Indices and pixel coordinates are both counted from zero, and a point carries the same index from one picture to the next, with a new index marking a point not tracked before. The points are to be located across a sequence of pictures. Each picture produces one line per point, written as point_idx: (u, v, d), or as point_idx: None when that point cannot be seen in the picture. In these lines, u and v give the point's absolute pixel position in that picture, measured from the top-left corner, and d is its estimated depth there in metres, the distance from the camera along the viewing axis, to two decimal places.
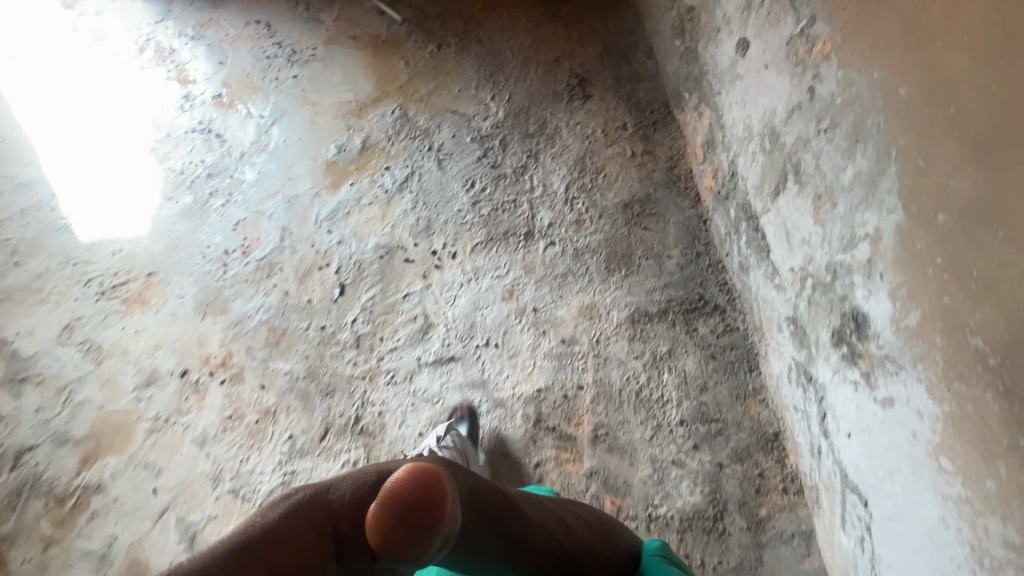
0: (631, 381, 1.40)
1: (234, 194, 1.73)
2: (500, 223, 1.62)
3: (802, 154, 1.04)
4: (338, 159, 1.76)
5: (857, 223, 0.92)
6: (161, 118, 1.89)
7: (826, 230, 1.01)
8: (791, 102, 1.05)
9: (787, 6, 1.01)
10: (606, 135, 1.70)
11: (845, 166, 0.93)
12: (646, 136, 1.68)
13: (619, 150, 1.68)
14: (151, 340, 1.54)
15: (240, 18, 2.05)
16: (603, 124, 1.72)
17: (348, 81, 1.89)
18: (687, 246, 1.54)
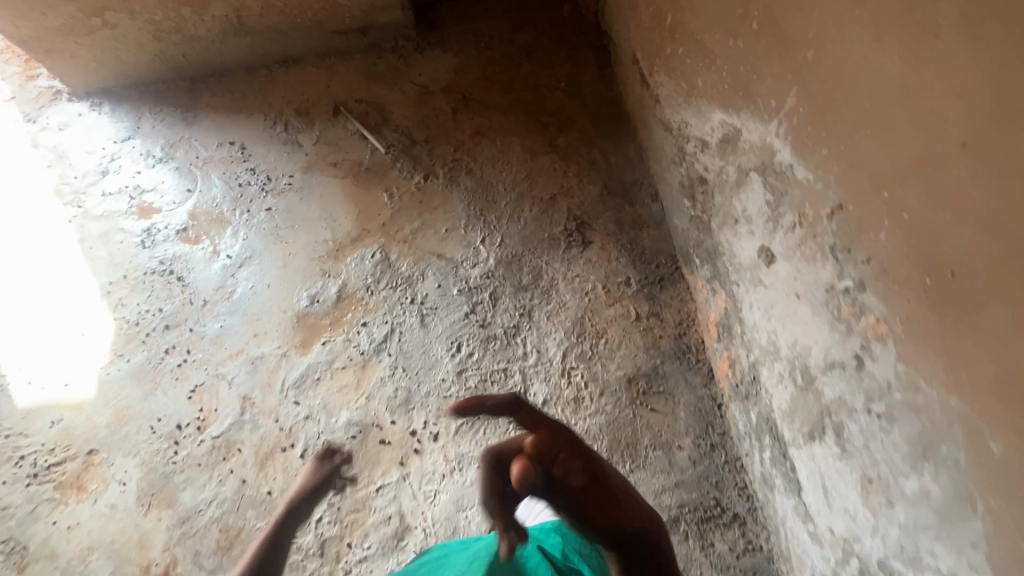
0: None
1: (193, 352, 1.55)
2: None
3: (845, 420, 0.87)
4: (310, 311, 1.59)
5: (923, 547, 0.74)
6: (118, 256, 1.72)
7: (878, 525, 0.82)
8: (831, 356, 0.87)
9: (824, 250, 0.85)
10: (607, 292, 1.54)
11: (908, 477, 0.75)
12: (650, 295, 1.52)
13: (621, 310, 1.51)
14: (85, 540, 1.34)
15: (214, 138, 1.91)
16: (604, 278, 1.56)
17: (325, 216, 1.73)
18: (698, 436, 1.35)
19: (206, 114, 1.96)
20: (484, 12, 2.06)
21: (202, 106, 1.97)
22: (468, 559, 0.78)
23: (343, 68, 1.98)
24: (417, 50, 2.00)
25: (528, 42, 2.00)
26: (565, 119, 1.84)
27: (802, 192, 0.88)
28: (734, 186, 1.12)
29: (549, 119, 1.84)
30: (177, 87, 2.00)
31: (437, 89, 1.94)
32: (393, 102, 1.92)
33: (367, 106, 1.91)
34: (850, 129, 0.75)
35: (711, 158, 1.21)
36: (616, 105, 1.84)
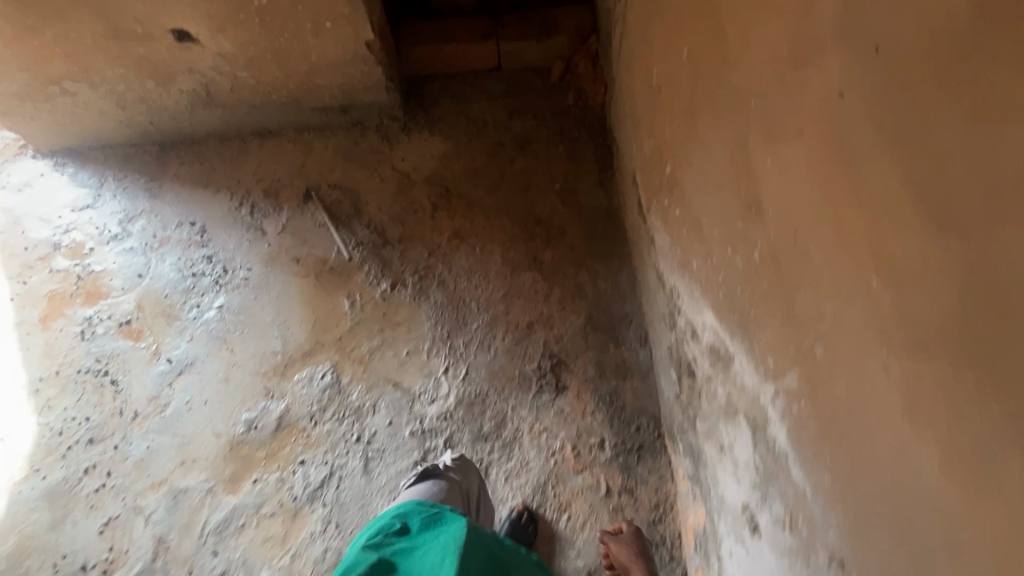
0: None
1: (113, 475, 1.40)
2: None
3: None
4: (245, 440, 1.42)
5: None
6: (54, 347, 1.58)
7: None
8: None
9: None
10: (577, 455, 1.34)
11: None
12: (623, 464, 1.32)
13: (590, 480, 1.32)
14: None
15: (174, 215, 1.77)
16: (574, 437, 1.36)
17: (278, 322, 1.57)
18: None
19: (171, 185, 1.81)
20: (479, 92, 1.88)
21: (167, 175, 1.83)
22: (439, 555, 0.92)
23: (321, 145, 1.82)
24: (402, 131, 1.82)
25: (524, 132, 1.81)
26: (554, 228, 1.64)
27: (797, 499, 0.68)
28: (722, 410, 0.92)
29: (537, 227, 1.65)
30: (145, 151, 1.86)
31: (418, 179, 1.76)
32: (371, 192, 1.75)
33: (341, 193, 1.74)
34: (866, 492, 0.54)
35: (702, 356, 1.01)
36: (613, 218, 1.64)
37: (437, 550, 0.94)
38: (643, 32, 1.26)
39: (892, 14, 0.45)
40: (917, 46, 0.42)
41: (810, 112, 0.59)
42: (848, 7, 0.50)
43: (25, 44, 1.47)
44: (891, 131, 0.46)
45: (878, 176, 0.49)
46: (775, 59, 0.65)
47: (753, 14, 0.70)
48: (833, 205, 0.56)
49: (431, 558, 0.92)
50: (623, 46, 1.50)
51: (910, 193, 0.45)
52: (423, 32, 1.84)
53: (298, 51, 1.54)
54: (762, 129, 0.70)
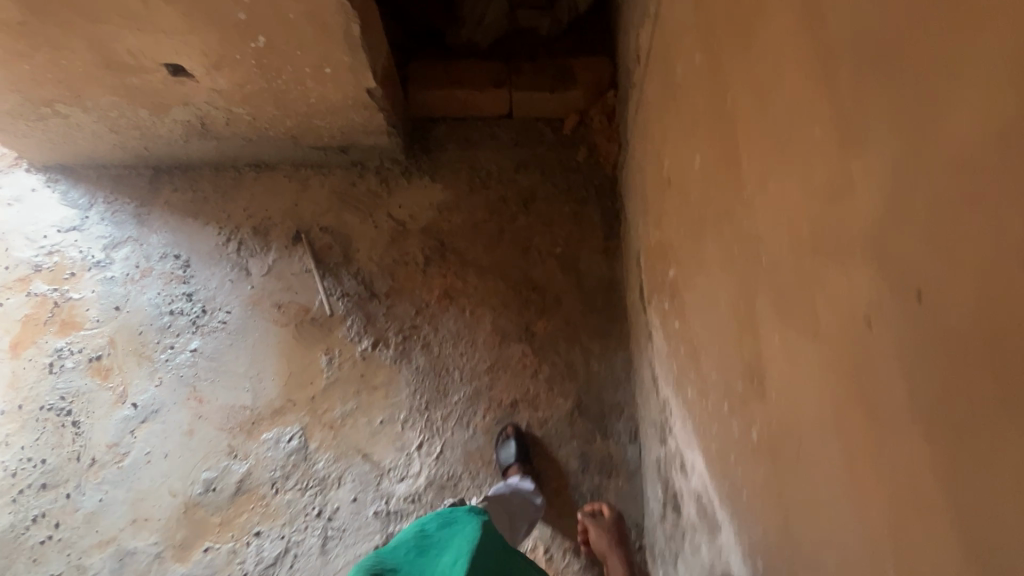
0: None
1: (62, 528, 1.33)
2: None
3: None
4: (201, 502, 1.34)
5: None
6: (19, 378, 1.52)
7: None
8: None
9: None
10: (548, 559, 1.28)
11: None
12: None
13: None
14: None
15: (161, 245, 1.71)
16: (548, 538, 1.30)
17: (252, 373, 1.49)
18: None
19: (161, 212, 1.75)
20: (487, 139, 1.78)
21: (158, 202, 1.77)
22: (451, 558, 1.00)
23: (318, 184, 1.74)
24: (403, 175, 1.74)
25: (529, 187, 1.71)
26: (550, 297, 1.54)
27: None
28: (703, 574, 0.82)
29: (532, 294, 1.55)
30: (139, 174, 1.80)
31: (414, 229, 1.67)
32: (364, 238, 1.67)
33: (332, 238, 1.67)
34: None
35: (688, 497, 0.90)
36: (614, 290, 1.53)
37: (449, 552, 1.02)
38: (659, 114, 1.16)
39: (948, 270, 0.34)
40: (978, 337, 0.32)
41: (828, 320, 0.48)
42: (888, 225, 0.40)
43: (16, 69, 1.41)
44: (934, 417, 0.36)
45: (910, 456, 0.38)
46: (793, 228, 0.54)
47: (772, 162, 0.60)
48: (849, 449, 0.45)
49: (444, 561, 1.00)
50: (638, 116, 1.40)
51: (954, 518, 0.34)
52: (433, 74, 1.76)
53: (296, 93, 1.47)
54: (773, 299, 0.59)
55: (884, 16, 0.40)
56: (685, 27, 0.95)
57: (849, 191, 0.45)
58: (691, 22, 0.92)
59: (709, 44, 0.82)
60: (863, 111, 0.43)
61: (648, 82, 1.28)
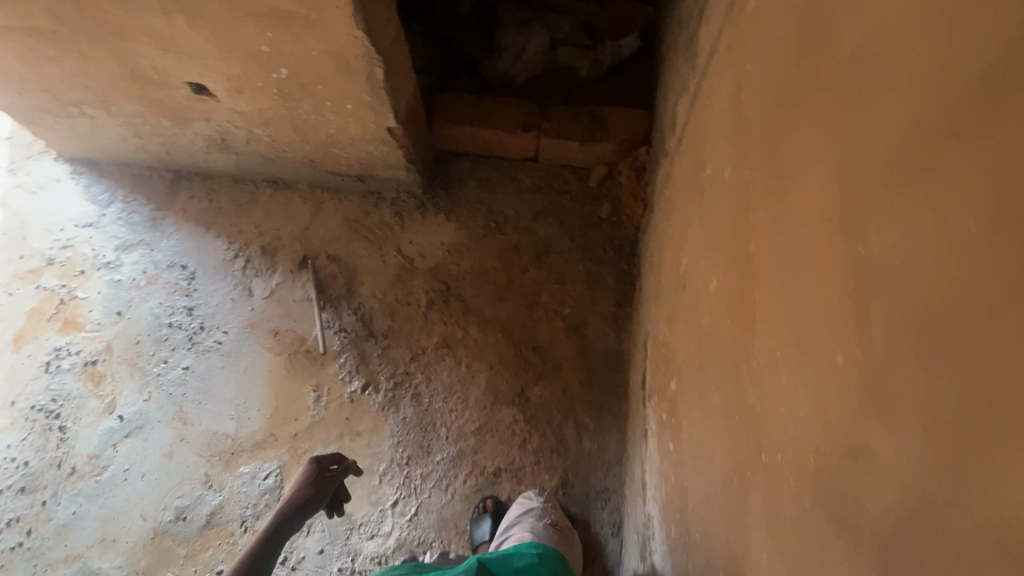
0: None
1: (33, 536, 1.34)
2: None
3: None
4: (169, 530, 1.33)
5: None
6: (16, 373, 1.53)
7: None
8: None
9: None
10: None
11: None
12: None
13: None
14: None
15: (170, 251, 1.70)
16: None
17: (238, 401, 1.47)
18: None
19: (175, 218, 1.74)
20: (509, 182, 1.72)
21: (173, 207, 1.76)
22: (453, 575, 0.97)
23: (331, 209, 1.71)
24: (417, 210, 1.69)
25: (545, 238, 1.64)
26: (550, 361, 1.47)
27: None
28: None
29: (532, 355, 1.48)
30: (160, 177, 1.80)
31: (421, 268, 1.62)
32: (369, 272, 1.62)
33: (337, 268, 1.63)
34: None
35: None
36: (617, 363, 1.46)
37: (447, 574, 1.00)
38: (684, 203, 1.08)
39: None
40: None
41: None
42: (902, 547, 0.33)
43: (45, 72, 1.41)
44: None
45: None
46: (798, 450, 0.47)
47: (787, 351, 0.52)
48: None
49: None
50: (664, 191, 1.32)
51: None
52: (462, 108, 1.70)
53: (316, 122, 1.43)
54: (767, 511, 0.51)
55: (930, 286, 0.32)
56: (719, 128, 0.87)
57: (866, 463, 0.37)
58: (726, 125, 0.83)
59: (741, 162, 0.74)
60: (894, 381, 0.35)
61: (678, 162, 1.20)
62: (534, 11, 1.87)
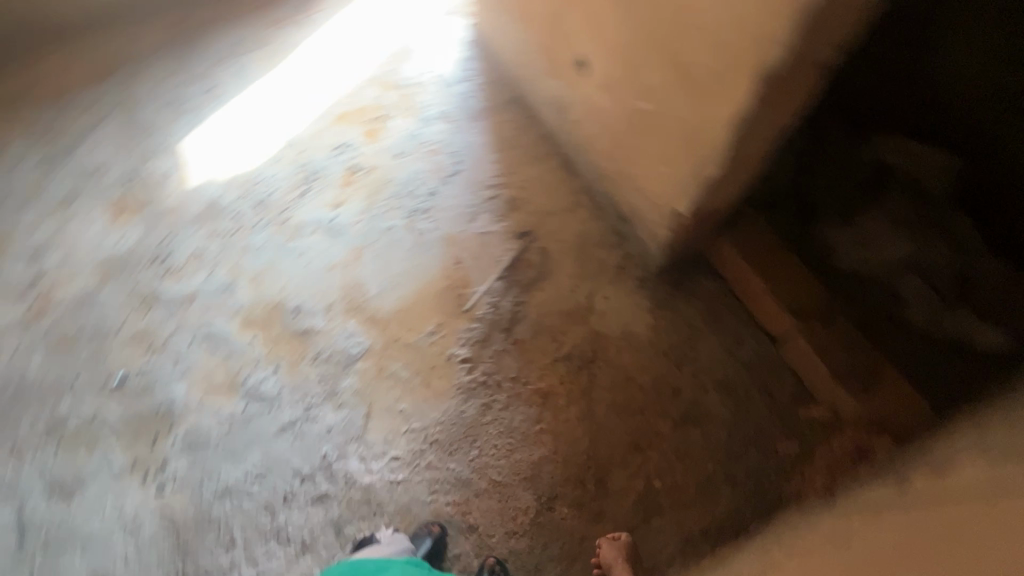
0: None
1: (234, 236, 1.73)
2: (233, 539, 1.35)
3: None
4: (284, 312, 1.60)
5: None
6: (320, 135, 1.94)
7: None
8: None
9: None
10: None
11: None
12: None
13: None
14: (75, 245, 1.70)
15: (462, 144, 1.92)
16: None
17: (393, 280, 1.66)
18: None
19: (487, 126, 1.96)
20: (728, 336, 1.53)
21: (493, 118, 1.97)
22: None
23: (580, 217, 1.74)
24: (636, 280, 1.62)
25: (705, 412, 1.45)
26: (599, 502, 1.37)
27: None
28: None
29: (590, 482, 1.39)
30: (507, 91, 2.03)
31: (589, 324, 1.57)
32: (551, 287, 1.63)
33: (538, 262, 1.68)
34: None
35: None
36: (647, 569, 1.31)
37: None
38: (851, 554, 0.83)
39: None
40: None
41: None
42: None
43: None
44: None
45: None
46: None
47: None
48: None
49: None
50: (852, 506, 1.05)
51: None
52: (756, 245, 1.51)
53: (630, 156, 1.44)
54: None
55: None
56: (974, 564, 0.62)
57: None
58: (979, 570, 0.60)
59: None
60: None
61: (889, 501, 0.92)
62: (922, 222, 1.45)
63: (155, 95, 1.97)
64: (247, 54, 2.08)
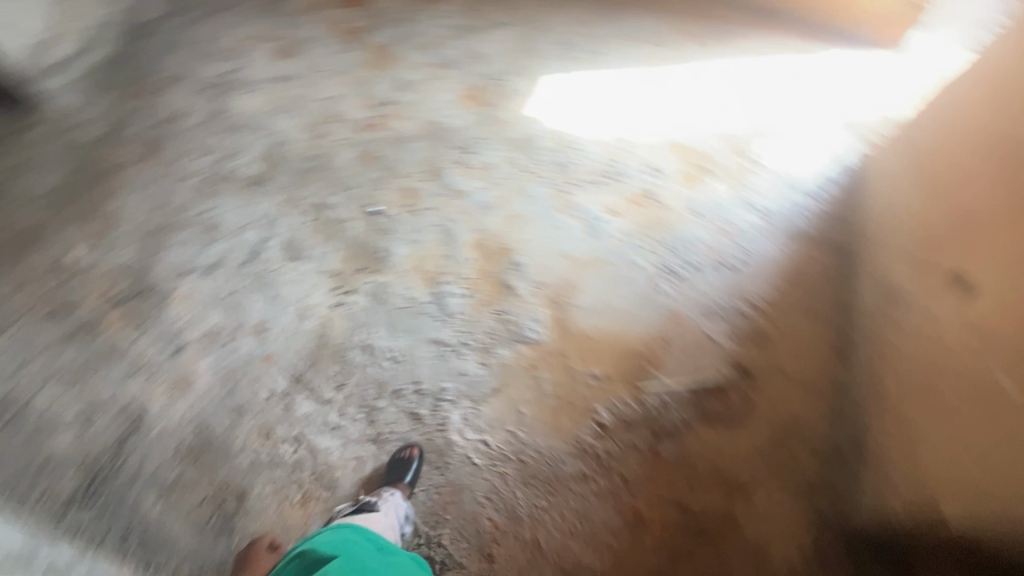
0: (91, 387, 1.41)
1: (524, 174, 1.85)
2: (343, 386, 1.46)
3: None
4: (507, 258, 1.69)
5: None
6: (648, 149, 1.95)
7: None
8: None
9: None
10: (303, 511, 1.30)
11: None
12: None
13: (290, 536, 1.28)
14: (426, 98, 2.00)
15: (756, 248, 1.77)
16: (298, 503, 1.31)
17: (602, 308, 1.63)
18: (178, 516, 1.27)
19: (793, 252, 1.76)
20: None
21: (805, 250, 1.77)
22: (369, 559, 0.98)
23: (809, 405, 1.49)
24: (814, 513, 1.35)
25: None
26: None
27: None
28: None
29: None
30: (840, 237, 1.79)
31: (732, 503, 1.36)
32: (727, 438, 1.45)
33: (734, 406, 1.49)
34: None
35: None
36: None
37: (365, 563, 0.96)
38: None
39: None
40: None
41: None
42: None
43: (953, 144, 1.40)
44: None
45: None
46: None
47: None
48: None
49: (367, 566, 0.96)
50: None
51: None
52: None
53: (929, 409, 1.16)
54: None
55: None
56: None
57: None
58: None
59: None
60: None
61: None
62: None
63: (559, 34, 2.18)
64: (647, 49, 2.16)
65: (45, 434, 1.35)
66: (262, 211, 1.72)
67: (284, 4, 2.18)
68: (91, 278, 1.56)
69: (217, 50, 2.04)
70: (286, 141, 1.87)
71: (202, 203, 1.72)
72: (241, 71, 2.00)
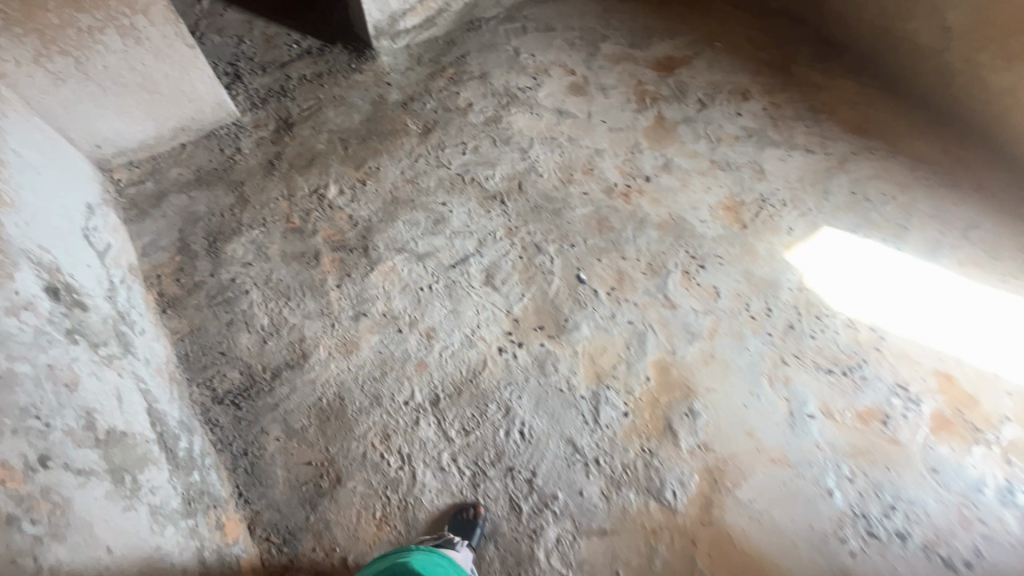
0: (284, 309, 1.57)
1: (746, 317, 1.63)
2: (468, 433, 1.42)
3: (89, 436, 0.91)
4: (683, 398, 1.50)
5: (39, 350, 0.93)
6: (909, 364, 1.57)
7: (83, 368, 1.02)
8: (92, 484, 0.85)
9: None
10: (376, 528, 1.30)
11: (11, 365, 0.85)
12: (286, 562, 1.25)
13: (354, 546, 1.28)
14: (684, 190, 1.87)
15: (999, 564, 1.32)
16: (375, 519, 1.31)
17: (761, 516, 1.35)
18: (285, 464, 1.36)
19: None
20: None
21: None
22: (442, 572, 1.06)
23: None
24: None
25: None
26: None
27: None
28: None
29: None
30: None
31: None
32: None
33: None
34: None
35: None
36: None
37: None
38: None
39: None
40: None
41: None
42: None
43: None
44: None
45: None
46: None
47: None
48: None
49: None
50: None
51: None
52: None
53: None
54: None
55: None
56: None
57: None
58: None
59: None
60: None
61: None
62: None
63: (859, 185, 1.89)
64: (959, 246, 1.77)
65: (238, 328, 1.53)
66: (483, 226, 1.76)
67: (598, 46, 2.22)
68: (331, 216, 1.74)
69: (523, 65, 2.15)
70: (538, 171, 1.89)
71: (442, 194, 1.82)
72: (533, 91, 2.08)
